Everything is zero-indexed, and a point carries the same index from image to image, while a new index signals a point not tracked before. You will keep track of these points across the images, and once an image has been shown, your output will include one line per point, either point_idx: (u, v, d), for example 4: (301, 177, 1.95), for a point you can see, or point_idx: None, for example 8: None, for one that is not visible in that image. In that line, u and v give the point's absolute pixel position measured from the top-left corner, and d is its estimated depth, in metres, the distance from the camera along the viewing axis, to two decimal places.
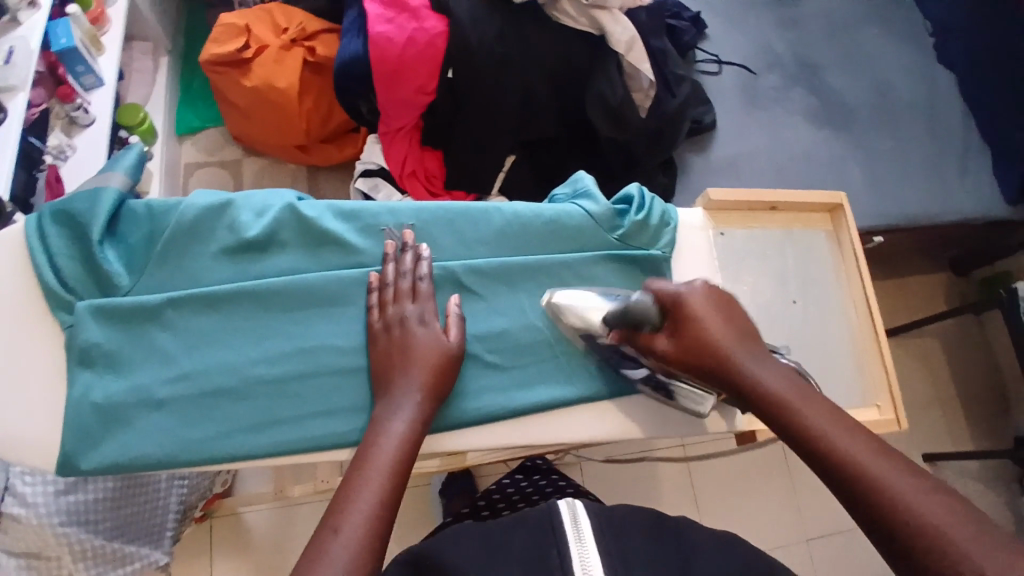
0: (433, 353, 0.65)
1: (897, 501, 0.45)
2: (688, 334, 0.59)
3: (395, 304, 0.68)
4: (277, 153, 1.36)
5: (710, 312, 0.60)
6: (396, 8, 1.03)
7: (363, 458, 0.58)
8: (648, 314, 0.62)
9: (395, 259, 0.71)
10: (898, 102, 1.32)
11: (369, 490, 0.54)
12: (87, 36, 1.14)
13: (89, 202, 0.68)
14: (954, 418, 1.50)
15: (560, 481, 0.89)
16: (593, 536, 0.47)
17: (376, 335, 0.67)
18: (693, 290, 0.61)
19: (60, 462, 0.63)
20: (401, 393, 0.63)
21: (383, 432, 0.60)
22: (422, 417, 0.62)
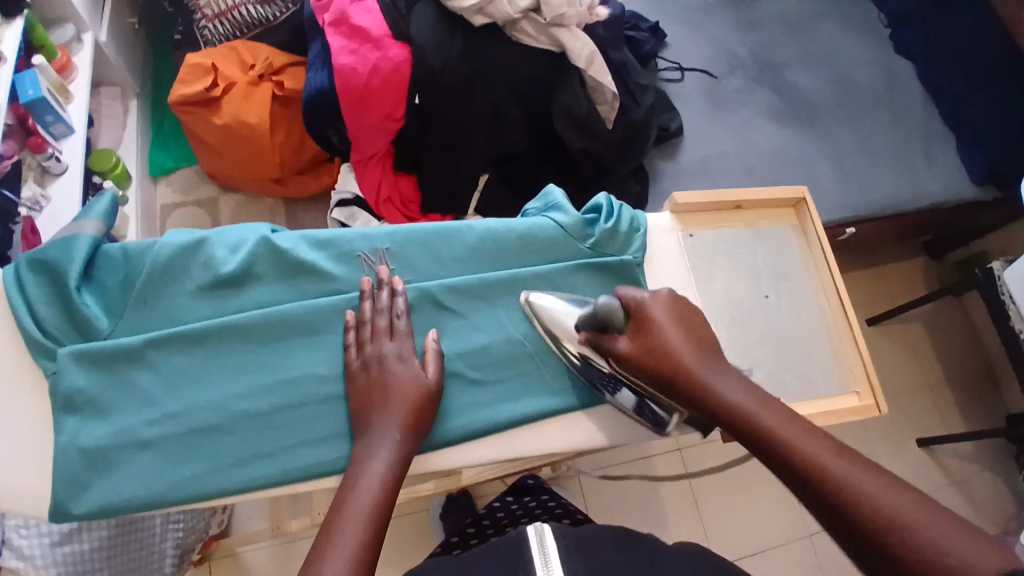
0: (413, 392, 0.66)
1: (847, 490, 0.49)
2: (651, 336, 0.63)
3: (372, 343, 0.69)
4: (253, 188, 1.37)
5: (673, 317, 0.64)
6: (359, 39, 1.05)
7: (341, 501, 0.58)
8: (613, 317, 0.64)
9: (372, 296, 0.71)
10: (858, 95, 1.36)
11: (349, 532, 0.55)
12: (54, 85, 1.15)
13: (63, 248, 0.68)
14: (942, 399, 1.52)
15: (548, 501, 0.91)
16: (559, 558, 0.49)
17: (355, 374, 0.67)
18: (657, 297, 0.65)
19: (51, 509, 0.62)
20: (378, 432, 0.63)
21: (361, 474, 0.60)
22: (402, 453, 0.63)
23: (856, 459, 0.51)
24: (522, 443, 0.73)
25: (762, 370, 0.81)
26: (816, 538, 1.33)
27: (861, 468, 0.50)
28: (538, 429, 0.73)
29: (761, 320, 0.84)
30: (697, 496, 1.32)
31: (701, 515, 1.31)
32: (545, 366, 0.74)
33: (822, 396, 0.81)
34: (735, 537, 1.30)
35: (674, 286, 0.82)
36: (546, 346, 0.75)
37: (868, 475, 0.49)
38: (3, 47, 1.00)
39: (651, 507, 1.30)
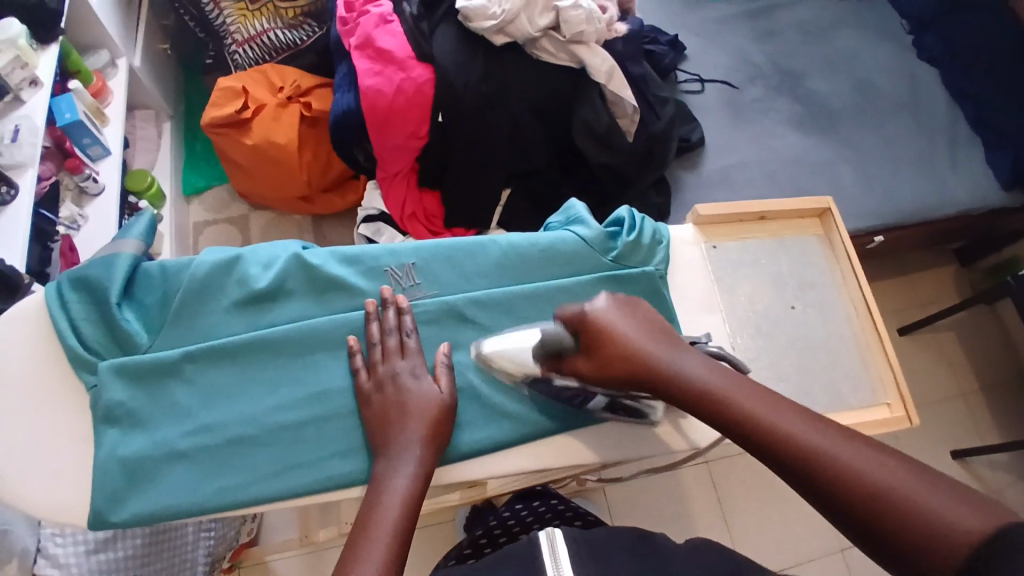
0: (430, 406, 0.67)
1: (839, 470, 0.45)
2: (601, 349, 0.60)
3: (384, 363, 0.70)
4: (282, 206, 1.41)
5: (617, 320, 0.61)
6: (383, 61, 1.07)
7: (368, 517, 0.59)
8: (562, 342, 0.63)
9: (378, 318, 0.72)
10: (881, 101, 1.35)
11: (376, 549, 0.56)
12: (90, 109, 1.20)
13: (105, 267, 0.71)
14: (977, 409, 1.48)
15: (557, 504, 0.90)
16: (570, 563, 0.50)
17: (368, 395, 0.68)
18: (596, 304, 0.62)
19: (91, 517, 0.65)
20: (401, 448, 0.64)
21: (385, 489, 0.61)
22: (424, 468, 0.64)
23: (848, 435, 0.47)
24: (550, 458, 0.73)
25: (789, 381, 0.80)
26: (851, 554, 1.30)
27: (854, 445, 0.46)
28: (564, 441, 0.74)
29: (788, 330, 0.83)
30: (725, 508, 1.31)
31: (729, 529, 1.29)
32: None
33: (851, 407, 0.80)
34: (764, 549, 1.28)
35: (698, 297, 0.82)
36: None
37: (859, 451, 0.46)
38: (39, 72, 1.04)
39: (678, 519, 1.28)
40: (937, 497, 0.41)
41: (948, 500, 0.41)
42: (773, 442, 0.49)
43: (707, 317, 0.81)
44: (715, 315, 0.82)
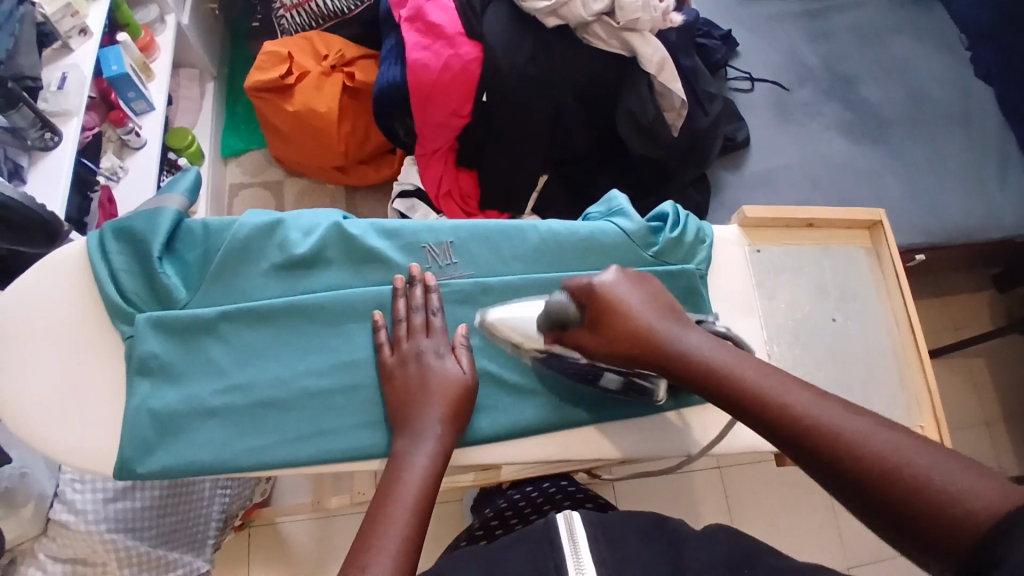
0: (453, 386, 0.67)
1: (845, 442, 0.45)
2: (606, 323, 0.60)
3: (409, 339, 0.69)
4: (316, 174, 1.41)
5: (627, 295, 0.61)
6: (432, 36, 1.07)
7: (387, 493, 0.59)
8: (567, 312, 0.63)
9: (405, 294, 0.72)
10: (933, 113, 1.30)
11: (395, 525, 0.56)
12: (137, 63, 1.21)
13: (150, 220, 0.72)
14: (1001, 437, 1.45)
15: (569, 486, 0.87)
16: (590, 550, 0.46)
17: (391, 370, 0.68)
18: (605, 279, 0.63)
19: (118, 466, 0.65)
20: (422, 426, 0.64)
21: (406, 467, 0.61)
22: (443, 447, 0.63)
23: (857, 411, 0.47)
24: (577, 449, 0.73)
25: None
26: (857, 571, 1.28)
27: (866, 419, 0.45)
28: (594, 433, 0.73)
29: (825, 341, 0.82)
30: (733, 514, 1.30)
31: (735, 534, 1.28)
32: None
33: None
34: None
35: (735, 299, 0.81)
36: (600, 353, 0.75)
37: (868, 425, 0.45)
38: (89, 21, 1.05)
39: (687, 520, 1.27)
40: (942, 468, 0.40)
41: (955, 467, 0.40)
42: (778, 417, 0.49)
43: (743, 320, 0.80)
44: (750, 319, 0.80)
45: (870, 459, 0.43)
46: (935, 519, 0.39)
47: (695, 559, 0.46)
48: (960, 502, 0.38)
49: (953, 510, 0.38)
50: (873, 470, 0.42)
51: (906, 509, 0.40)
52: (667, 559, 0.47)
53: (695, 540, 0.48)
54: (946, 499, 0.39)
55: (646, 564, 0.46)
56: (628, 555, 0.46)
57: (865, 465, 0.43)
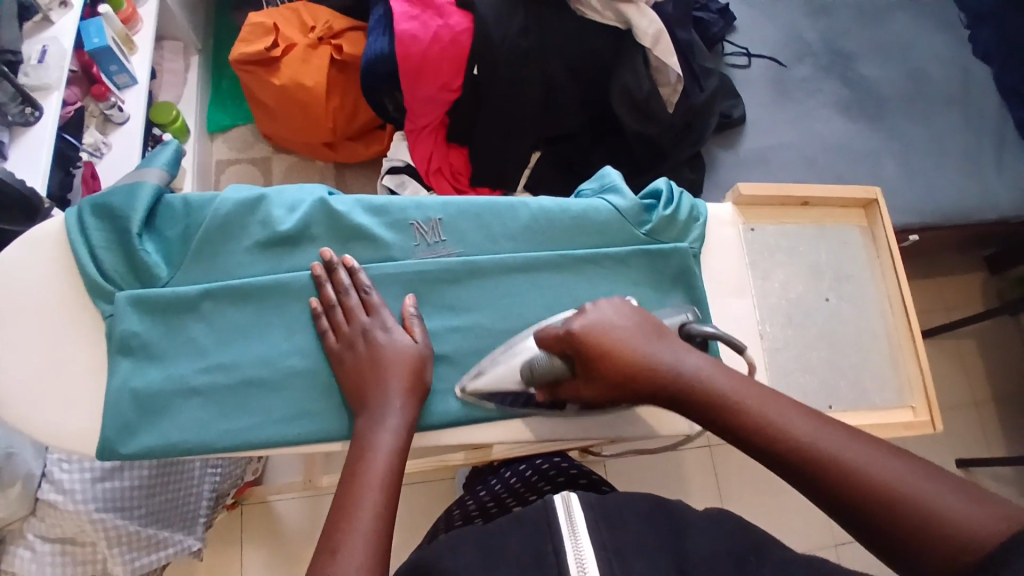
0: (407, 358, 0.65)
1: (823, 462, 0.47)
2: (601, 378, 0.56)
3: (350, 322, 0.67)
4: (305, 150, 1.38)
5: (614, 337, 0.57)
6: (421, 6, 1.04)
7: (352, 474, 0.58)
8: (554, 368, 0.60)
9: (329, 280, 0.69)
10: (932, 92, 1.28)
11: (363, 508, 0.55)
12: (119, 36, 1.16)
13: (128, 195, 0.70)
14: (988, 419, 1.46)
15: (562, 463, 0.86)
16: (589, 533, 0.45)
17: (339, 354, 0.66)
18: (589, 325, 0.58)
19: (101, 447, 0.64)
20: (383, 403, 0.63)
21: (369, 445, 0.60)
22: (406, 421, 0.63)
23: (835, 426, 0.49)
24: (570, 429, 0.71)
25: (814, 375, 0.79)
26: (842, 548, 1.29)
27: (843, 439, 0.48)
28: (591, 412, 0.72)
29: (819, 321, 0.81)
30: (722, 493, 1.31)
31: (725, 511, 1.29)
32: None
33: (874, 406, 0.79)
34: None
35: (728, 278, 0.80)
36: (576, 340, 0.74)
37: (847, 444, 0.48)
38: None
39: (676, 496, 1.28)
40: (929, 493, 0.44)
41: (939, 492, 0.44)
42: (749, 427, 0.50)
43: (736, 301, 0.79)
44: (743, 301, 0.79)
45: (866, 483, 0.45)
46: (929, 540, 0.42)
47: (694, 543, 0.45)
48: (957, 525, 0.42)
49: (950, 532, 0.42)
50: (868, 493, 0.45)
51: (897, 530, 0.44)
52: (662, 540, 0.46)
53: (691, 523, 0.48)
54: (939, 525, 0.43)
55: (641, 543, 0.45)
56: (625, 535, 0.45)
57: (867, 491, 0.45)
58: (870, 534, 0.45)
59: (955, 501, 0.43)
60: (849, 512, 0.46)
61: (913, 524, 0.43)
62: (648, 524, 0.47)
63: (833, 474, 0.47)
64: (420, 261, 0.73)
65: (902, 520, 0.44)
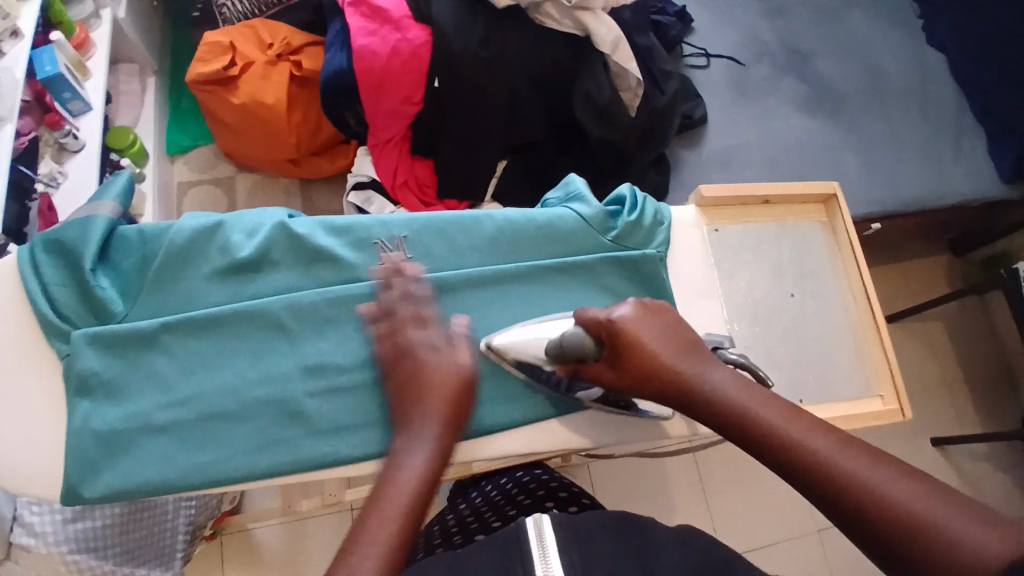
0: (450, 381, 0.63)
1: (815, 463, 0.49)
2: (629, 363, 0.60)
3: (404, 330, 0.67)
4: (269, 168, 1.36)
5: (648, 332, 0.60)
6: (378, 20, 1.03)
7: (378, 492, 0.55)
8: (583, 347, 0.62)
9: (400, 283, 0.70)
10: (887, 86, 1.31)
11: (383, 525, 0.51)
12: (72, 62, 1.13)
13: (80, 229, 0.68)
14: (960, 399, 1.49)
15: (542, 475, 0.86)
16: (559, 553, 0.44)
17: (388, 362, 0.66)
18: (625, 314, 0.61)
19: (64, 491, 0.63)
20: (422, 426, 0.60)
21: (401, 466, 0.57)
22: (441, 449, 0.59)
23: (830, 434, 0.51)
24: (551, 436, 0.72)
25: (782, 371, 0.79)
26: (825, 533, 1.33)
27: (840, 448, 0.49)
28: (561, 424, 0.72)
29: (785, 317, 0.82)
30: (706, 488, 1.32)
31: (709, 506, 1.30)
32: None
33: (843, 397, 0.80)
34: (740, 530, 1.30)
35: (695, 279, 0.80)
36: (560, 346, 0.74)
37: (846, 453, 0.48)
38: (21, 23, 0.98)
39: (661, 495, 1.29)
40: (941, 511, 0.43)
41: (945, 509, 0.43)
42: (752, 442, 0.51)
43: (702, 301, 0.80)
44: (711, 300, 0.80)
45: (887, 510, 0.44)
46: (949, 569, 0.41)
47: (666, 558, 0.46)
48: (970, 551, 0.41)
49: (965, 559, 0.41)
50: (887, 520, 0.44)
51: (894, 536, 0.44)
52: (637, 558, 0.46)
53: (665, 541, 0.48)
54: (940, 540, 0.42)
55: (612, 559, 0.45)
56: (598, 555, 0.45)
57: (883, 519, 0.44)
58: (866, 540, 0.45)
59: (962, 522, 0.42)
60: (843, 513, 0.47)
61: (926, 554, 0.42)
62: (620, 538, 0.48)
63: (827, 478, 0.48)
64: (386, 280, 0.72)
65: (920, 550, 0.42)
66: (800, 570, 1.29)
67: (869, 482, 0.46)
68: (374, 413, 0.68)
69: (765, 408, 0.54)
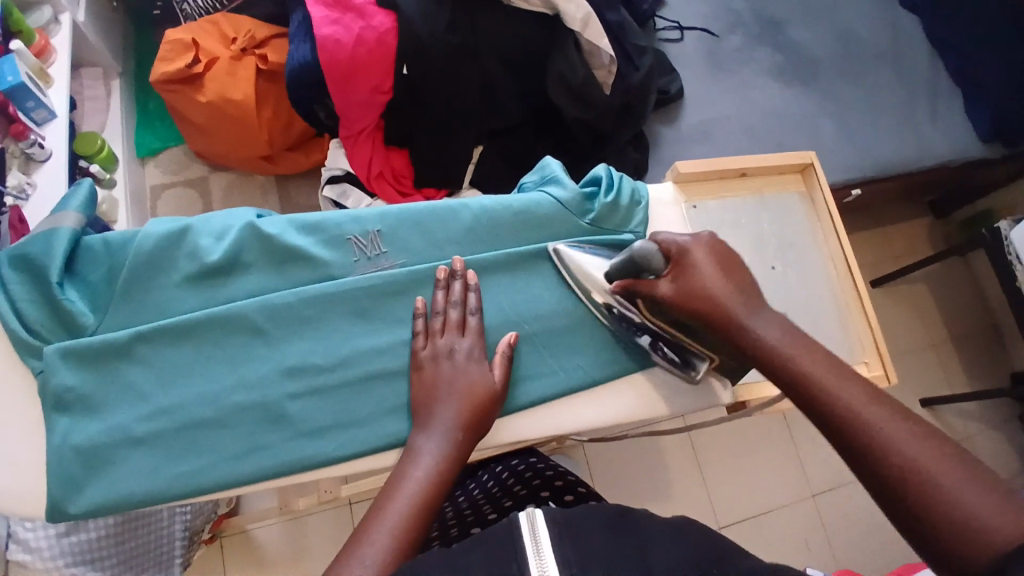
0: (479, 390, 0.64)
1: (842, 413, 0.50)
2: (690, 282, 0.61)
3: (443, 334, 0.67)
4: (243, 166, 1.33)
5: (710, 266, 0.61)
6: (341, 8, 1.00)
7: (391, 486, 0.57)
8: (652, 257, 0.63)
9: (444, 286, 0.70)
10: (863, 50, 1.31)
11: (391, 516, 0.54)
12: (33, 69, 1.09)
13: (44, 242, 0.66)
14: (947, 359, 1.51)
15: (538, 464, 0.86)
16: (552, 547, 0.44)
17: (421, 363, 0.66)
18: (697, 242, 0.63)
19: (49, 509, 0.62)
20: (438, 423, 0.62)
21: (415, 461, 0.59)
22: (458, 453, 0.61)
23: (866, 389, 0.51)
24: (540, 423, 0.71)
25: None
26: (820, 500, 1.34)
27: (873, 404, 0.49)
28: (552, 408, 0.72)
29: (768, 291, 0.82)
30: (700, 462, 1.32)
31: (705, 480, 1.31)
32: (600, 337, 0.74)
33: None
34: (737, 502, 1.31)
35: None
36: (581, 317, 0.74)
37: (877, 410, 0.49)
38: None
39: (656, 473, 1.30)
40: (956, 475, 0.43)
41: (965, 478, 0.43)
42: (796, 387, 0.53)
43: None
44: None
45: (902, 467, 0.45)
46: (955, 528, 0.41)
47: (661, 550, 0.45)
48: (974, 515, 0.41)
49: (972, 521, 0.41)
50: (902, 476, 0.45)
51: (913, 494, 0.44)
52: (632, 549, 0.46)
53: (659, 535, 0.47)
54: (954, 505, 0.42)
55: (606, 553, 0.45)
56: (592, 550, 0.45)
57: (899, 474, 0.45)
58: (883, 495, 0.46)
59: (980, 495, 0.42)
60: (865, 461, 0.47)
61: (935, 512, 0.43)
62: (614, 532, 0.48)
63: (855, 428, 0.48)
64: (364, 276, 0.71)
65: (929, 505, 0.43)
66: (796, 538, 1.31)
67: (896, 442, 0.46)
68: (358, 412, 0.67)
69: (808, 358, 0.54)
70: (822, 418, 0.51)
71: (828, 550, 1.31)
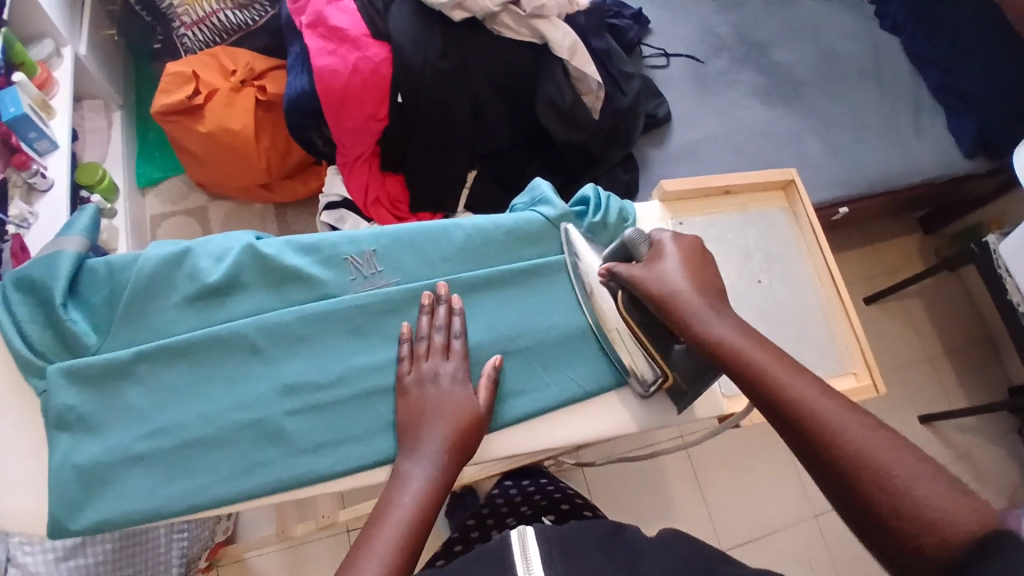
0: (464, 413, 0.66)
1: (804, 414, 0.50)
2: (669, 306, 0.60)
3: (429, 359, 0.69)
4: (241, 194, 1.36)
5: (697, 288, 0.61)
6: (337, 40, 1.03)
7: (378, 515, 0.58)
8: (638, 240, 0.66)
9: (429, 311, 0.71)
10: (845, 70, 1.35)
11: (380, 548, 0.54)
12: (36, 101, 1.12)
13: (47, 266, 0.68)
14: (944, 372, 1.52)
15: (548, 485, 0.87)
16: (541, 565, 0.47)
17: (407, 388, 0.67)
18: (682, 238, 0.66)
19: (50, 528, 0.62)
20: (425, 448, 0.63)
21: (403, 489, 0.60)
22: (445, 478, 0.62)
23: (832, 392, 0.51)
24: (534, 438, 0.72)
25: None
26: (822, 519, 1.34)
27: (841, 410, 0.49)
28: (544, 424, 0.73)
29: (755, 303, 0.83)
30: (700, 480, 1.32)
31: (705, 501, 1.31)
32: (593, 353, 0.75)
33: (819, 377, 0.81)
34: (738, 523, 1.31)
35: None
36: (574, 333, 0.76)
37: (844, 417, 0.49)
38: None
39: (656, 494, 1.30)
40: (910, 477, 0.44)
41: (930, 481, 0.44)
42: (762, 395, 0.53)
43: None
44: None
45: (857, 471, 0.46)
46: (908, 534, 0.42)
47: (652, 561, 0.47)
48: (928, 518, 0.42)
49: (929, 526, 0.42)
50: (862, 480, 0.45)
51: (867, 498, 0.45)
52: (624, 565, 0.47)
53: (650, 549, 0.48)
54: (913, 508, 0.43)
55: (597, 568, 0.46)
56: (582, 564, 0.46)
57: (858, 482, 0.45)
58: (842, 499, 0.46)
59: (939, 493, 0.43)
60: (822, 465, 0.48)
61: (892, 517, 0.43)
62: (603, 550, 0.49)
63: (813, 428, 0.49)
64: (358, 295, 0.72)
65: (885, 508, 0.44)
66: (799, 556, 1.30)
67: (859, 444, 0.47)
68: (351, 428, 0.68)
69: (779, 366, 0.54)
70: (780, 421, 0.52)
71: (830, 568, 1.30)
